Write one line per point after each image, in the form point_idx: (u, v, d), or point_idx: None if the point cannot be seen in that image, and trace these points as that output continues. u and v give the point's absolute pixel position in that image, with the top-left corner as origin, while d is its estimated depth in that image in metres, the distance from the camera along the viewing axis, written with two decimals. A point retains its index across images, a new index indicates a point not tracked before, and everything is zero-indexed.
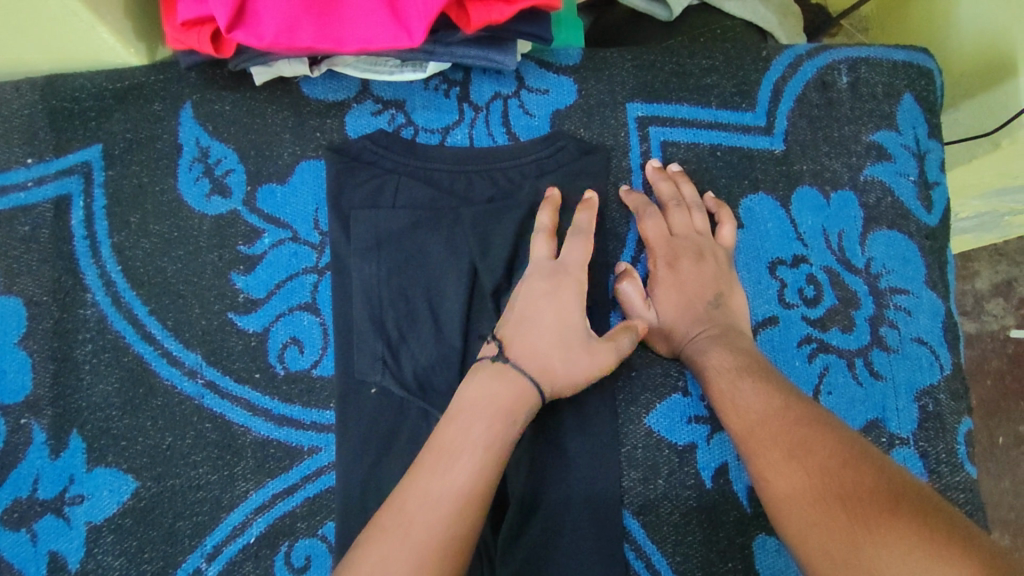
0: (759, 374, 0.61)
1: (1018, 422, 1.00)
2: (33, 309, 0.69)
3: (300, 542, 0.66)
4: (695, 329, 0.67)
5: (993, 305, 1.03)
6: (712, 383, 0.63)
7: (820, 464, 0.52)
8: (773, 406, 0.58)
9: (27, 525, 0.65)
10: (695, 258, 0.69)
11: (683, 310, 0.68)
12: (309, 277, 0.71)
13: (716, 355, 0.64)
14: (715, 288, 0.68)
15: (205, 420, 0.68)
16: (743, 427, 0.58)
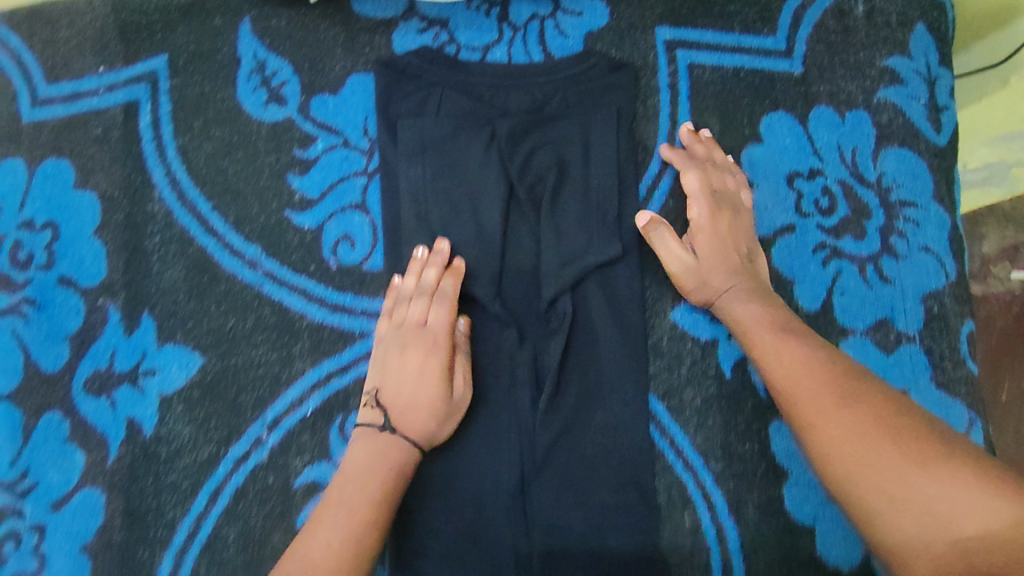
0: (800, 333, 0.62)
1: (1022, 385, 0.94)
2: (107, 204, 0.75)
3: (352, 415, 0.73)
4: (741, 286, 0.68)
5: (999, 268, 0.96)
6: (757, 339, 0.63)
7: (869, 410, 0.52)
8: (820, 358, 0.58)
9: (107, 394, 0.73)
10: (732, 214, 0.72)
11: (721, 261, 0.70)
12: (359, 180, 0.77)
13: (755, 308, 0.65)
14: (746, 252, 0.71)
15: (265, 306, 0.75)
16: (788, 374, 0.58)
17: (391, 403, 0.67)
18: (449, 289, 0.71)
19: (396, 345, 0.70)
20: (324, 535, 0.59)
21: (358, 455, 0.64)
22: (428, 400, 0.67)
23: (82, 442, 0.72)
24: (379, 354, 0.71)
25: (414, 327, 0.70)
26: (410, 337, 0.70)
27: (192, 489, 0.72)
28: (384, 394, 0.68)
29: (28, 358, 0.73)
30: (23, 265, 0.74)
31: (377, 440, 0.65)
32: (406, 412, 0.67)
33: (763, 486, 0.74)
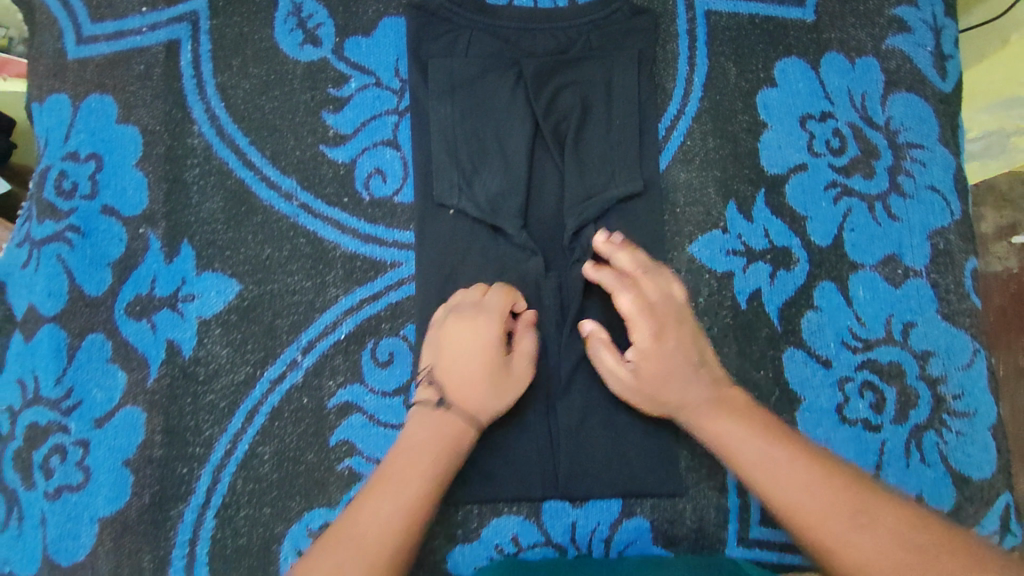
0: (782, 438, 0.59)
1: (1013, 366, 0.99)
2: (147, 137, 0.78)
3: (384, 340, 0.77)
4: (686, 392, 0.65)
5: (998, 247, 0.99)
6: (741, 446, 0.59)
7: (889, 530, 0.49)
8: (814, 467, 0.55)
9: (148, 317, 0.76)
10: (675, 324, 0.68)
11: (671, 369, 0.66)
12: (390, 118, 0.80)
13: (732, 424, 0.61)
14: (696, 347, 0.68)
15: (300, 236, 0.78)
16: (789, 484, 0.54)
17: (446, 378, 0.67)
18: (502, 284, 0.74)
19: (451, 318, 0.70)
20: (376, 509, 0.56)
21: (417, 430, 0.64)
22: (480, 375, 0.67)
23: (123, 363, 0.75)
24: (433, 337, 0.71)
25: (467, 305, 0.71)
26: (465, 312, 0.70)
27: (229, 409, 0.75)
28: (438, 370, 0.68)
29: (72, 282, 0.76)
30: (68, 194, 0.77)
31: (434, 414, 0.65)
32: (462, 385, 0.67)
33: (777, 412, 0.77)
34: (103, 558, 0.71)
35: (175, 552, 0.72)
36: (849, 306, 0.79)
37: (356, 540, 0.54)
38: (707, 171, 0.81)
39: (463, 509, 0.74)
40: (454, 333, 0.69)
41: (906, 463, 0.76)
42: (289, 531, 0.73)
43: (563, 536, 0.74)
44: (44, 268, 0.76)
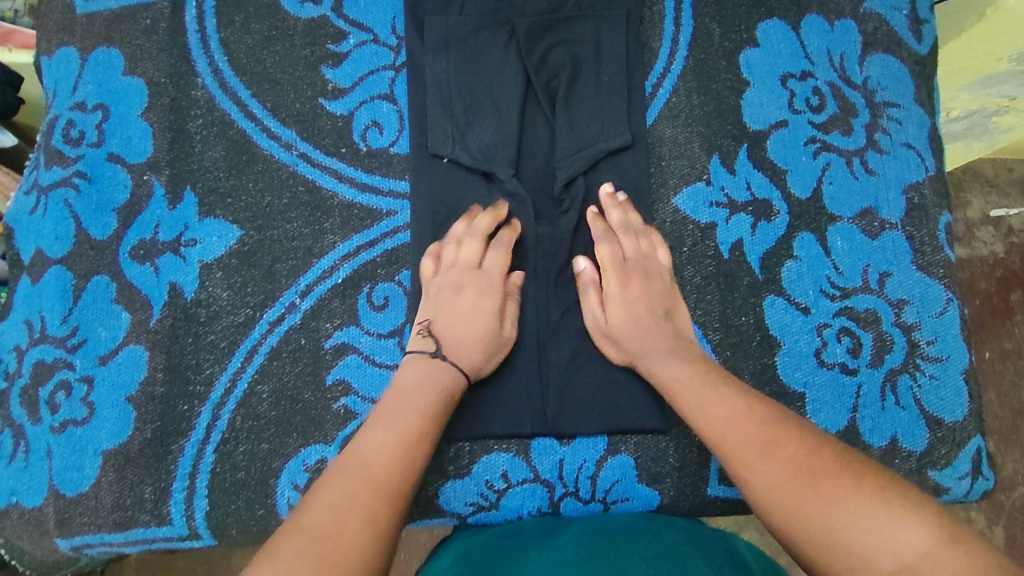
0: (718, 382, 0.64)
1: (1003, 339, 1.21)
2: (153, 89, 0.82)
3: (379, 285, 0.79)
4: (645, 337, 0.72)
5: (983, 233, 1.25)
6: (681, 386, 0.66)
7: (789, 457, 0.55)
8: (740, 407, 0.61)
9: (152, 261, 0.79)
10: (643, 278, 0.75)
11: (632, 319, 0.73)
12: (387, 73, 0.83)
13: (676, 367, 0.68)
14: (661, 305, 0.74)
15: (299, 184, 0.81)
16: (712, 416, 0.61)
17: (442, 332, 0.72)
18: (506, 239, 0.77)
19: (452, 278, 0.74)
20: (376, 439, 0.60)
21: (412, 374, 0.68)
22: (477, 334, 0.72)
23: (127, 304, 0.78)
24: (428, 292, 0.75)
25: (470, 267, 0.75)
26: (465, 276, 0.75)
27: (229, 349, 0.77)
28: (435, 325, 0.72)
29: (79, 226, 0.79)
30: (75, 142, 0.80)
31: (428, 362, 0.69)
32: (458, 341, 0.71)
33: (757, 356, 0.80)
34: (106, 489, 0.74)
35: (176, 484, 0.74)
36: (827, 256, 0.82)
37: (358, 460, 0.58)
38: (692, 127, 0.84)
39: (454, 445, 0.77)
40: (451, 292, 0.73)
41: (880, 405, 0.79)
42: (285, 467, 0.75)
43: (551, 473, 0.77)
44: (52, 212, 0.79)
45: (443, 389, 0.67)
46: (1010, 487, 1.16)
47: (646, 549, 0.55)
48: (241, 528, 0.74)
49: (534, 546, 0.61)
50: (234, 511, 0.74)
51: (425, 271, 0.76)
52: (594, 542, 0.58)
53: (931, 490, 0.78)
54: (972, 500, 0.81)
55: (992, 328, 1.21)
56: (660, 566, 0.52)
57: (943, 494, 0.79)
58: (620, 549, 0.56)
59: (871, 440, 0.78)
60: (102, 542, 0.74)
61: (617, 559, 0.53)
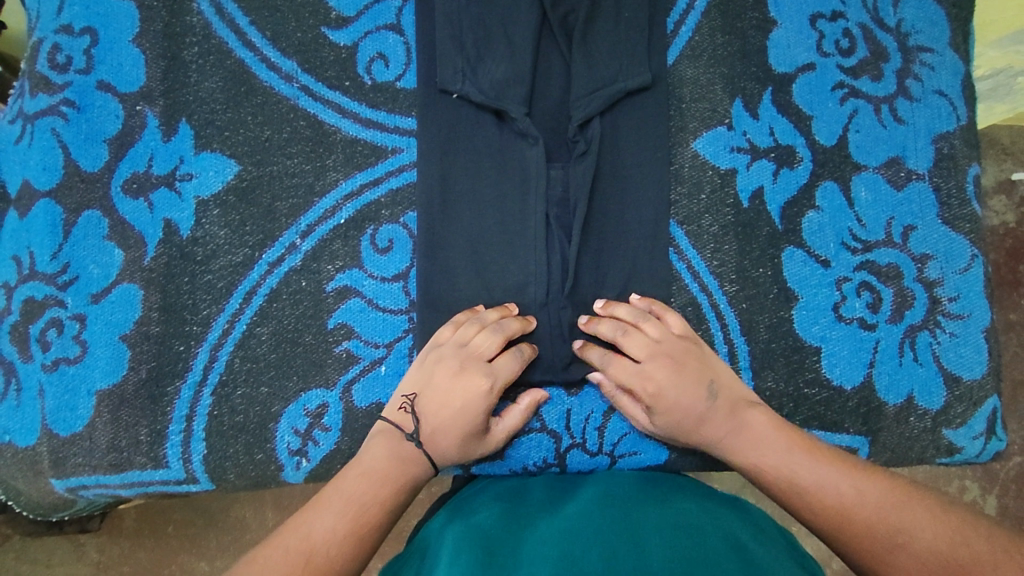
0: (820, 460, 0.60)
1: (1010, 310, 1.19)
2: (145, 13, 0.77)
3: (384, 227, 0.76)
4: (701, 427, 0.66)
5: (996, 202, 1.21)
6: (777, 464, 0.61)
7: (923, 548, 0.52)
8: (851, 492, 0.57)
9: (145, 196, 0.75)
10: (674, 370, 0.67)
11: (686, 423, 0.66)
12: (394, 2, 0.79)
13: (760, 447, 0.63)
14: (704, 381, 0.67)
15: (300, 118, 0.77)
16: (825, 504, 0.57)
17: (426, 415, 0.66)
18: (525, 351, 0.70)
19: (457, 361, 0.67)
20: (315, 517, 0.58)
21: (385, 450, 0.64)
22: (458, 432, 0.65)
23: (120, 241, 0.74)
24: (429, 362, 0.68)
25: (477, 359, 0.67)
26: (470, 363, 0.67)
27: (226, 290, 0.74)
28: (422, 403, 0.66)
29: (68, 157, 0.75)
30: (61, 67, 0.76)
31: (397, 445, 0.65)
32: (437, 428, 0.65)
33: (773, 309, 0.77)
34: (101, 429, 0.71)
35: (172, 426, 0.72)
36: (850, 207, 0.79)
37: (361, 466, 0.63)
38: (714, 67, 0.80)
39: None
40: (455, 391, 0.66)
41: (898, 361, 0.77)
42: (285, 411, 0.73)
43: (558, 423, 0.74)
44: (39, 141, 0.75)
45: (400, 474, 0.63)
46: (1007, 458, 1.15)
47: (659, 518, 0.53)
48: (239, 472, 0.72)
49: (547, 512, 0.58)
50: (232, 454, 0.72)
51: (436, 340, 0.70)
52: (608, 509, 0.56)
53: (943, 449, 0.77)
54: (983, 461, 0.79)
55: (999, 299, 1.19)
56: (677, 537, 0.49)
57: (955, 453, 0.77)
58: (636, 519, 0.53)
59: (887, 397, 0.76)
60: (97, 483, 0.72)
61: (632, 529, 0.51)
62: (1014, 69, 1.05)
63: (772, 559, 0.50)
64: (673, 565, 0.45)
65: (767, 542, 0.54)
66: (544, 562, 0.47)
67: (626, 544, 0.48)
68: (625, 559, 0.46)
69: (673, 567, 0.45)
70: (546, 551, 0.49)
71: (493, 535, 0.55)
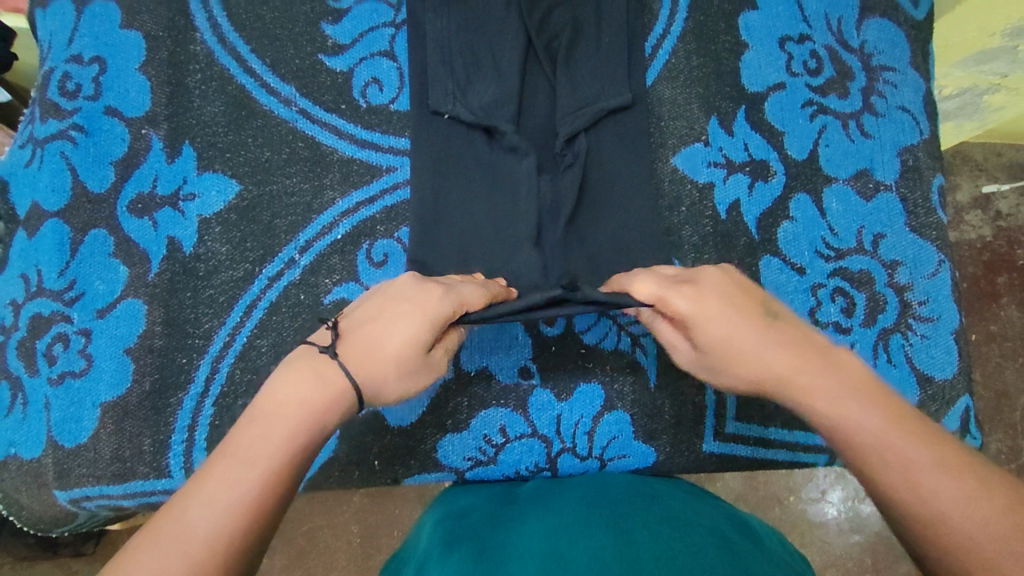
0: (887, 401, 0.55)
1: (989, 322, 1.23)
2: (151, 42, 0.82)
3: (379, 242, 0.79)
4: (751, 350, 0.59)
5: (972, 216, 1.27)
6: (855, 419, 0.54)
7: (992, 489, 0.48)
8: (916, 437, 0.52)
9: (150, 215, 0.78)
10: (716, 291, 0.61)
11: (727, 339, 0.59)
12: (387, 30, 0.84)
13: (822, 380, 0.56)
14: (756, 310, 0.61)
15: (299, 140, 0.81)
16: (912, 479, 0.50)
17: (364, 332, 0.59)
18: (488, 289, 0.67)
19: (412, 287, 0.62)
20: (207, 498, 0.48)
21: (296, 375, 0.55)
22: (391, 355, 0.58)
23: (125, 258, 0.77)
24: (385, 289, 0.64)
25: (438, 282, 0.63)
26: (428, 284, 0.63)
27: (227, 304, 0.77)
28: (365, 321, 0.60)
29: (76, 178, 0.78)
30: (71, 94, 0.80)
31: (321, 365, 0.56)
32: (370, 346, 0.58)
33: None
34: (105, 441, 0.73)
35: (175, 436, 0.74)
36: (823, 218, 0.83)
37: (262, 413, 0.54)
38: (691, 88, 0.84)
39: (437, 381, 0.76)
40: (398, 303, 0.60)
41: (872, 363, 0.80)
42: None
43: (549, 428, 0.76)
44: (48, 164, 0.79)
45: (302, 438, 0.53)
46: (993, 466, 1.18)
47: (648, 514, 0.56)
48: None
49: (537, 509, 0.61)
50: None
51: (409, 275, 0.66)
52: (597, 506, 0.58)
53: None
54: None
55: (979, 310, 1.23)
56: (667, 531, 0.52)
57: None
58: (624, 515, 0.55)
59: None
60: (100, 494, 0.74)
61: (622, 524, 0.53)
62: (979, 88, 1.12)
63: (759, 555, 0.52)
64: (659, 557, 0.47)
65: (754, 539, 0.55)
66: (533, 558, 0.49)
67: (615, 537, 0.50)
68: (612, 552, 0.48)
69: (658, 558, 0.47)
70: (539, 546, 0.51)
71: (485, 533, 0.57)
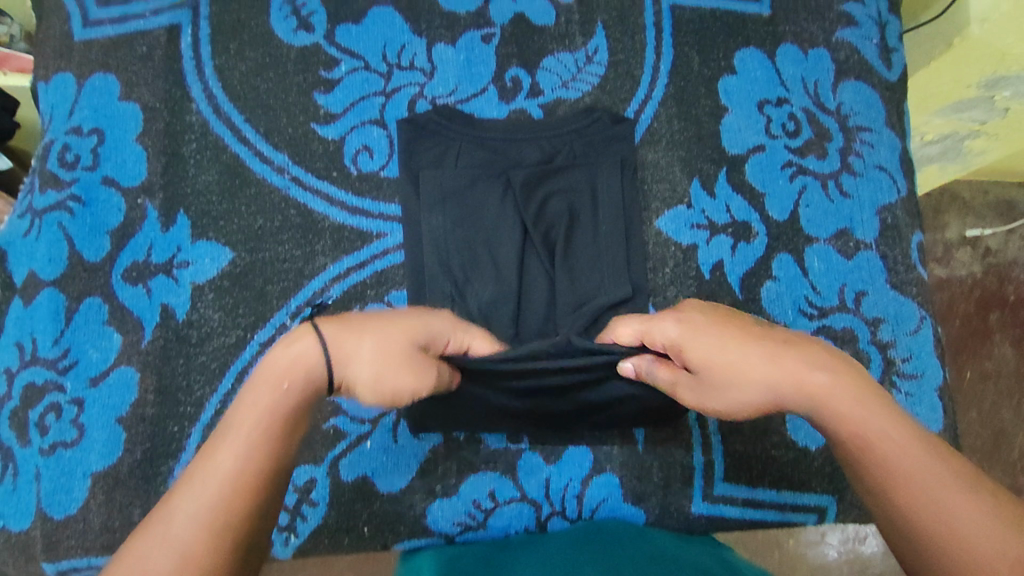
0: (891, 410, 0.56)
1: (982, 359, 1.24)
2: (148, 114, 0.85)
3: (369, 306, 0.81)
4: (735, 361, 0.59)
5: (962, 253, 1.28)
6: (850, 417, 0.55)
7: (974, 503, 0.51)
8: (910, 440, 0.54)
9: (144, 283, 0.80)
10: (704, 322, 0.63)
11: (716, 355, 0.60)
12: (378, 99, 0.86)
13: (818, 382, 0.57)
14: (739, 327, 0.62)
15: (291, 207, 0.83)
16: (907, 476, 0.52)
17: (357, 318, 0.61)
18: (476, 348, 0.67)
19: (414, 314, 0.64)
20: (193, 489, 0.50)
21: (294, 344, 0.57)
22: (373, 338, 0.58)
23: (119, 326, 0.78)
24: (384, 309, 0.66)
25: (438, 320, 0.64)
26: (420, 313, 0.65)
27: (219, 370, 0.78)
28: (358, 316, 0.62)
29: (72, 248, 0.80)
30: (70, 165, 0.83)
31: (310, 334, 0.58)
32: (356, 328, 0.59)
33: None
34: (95, 511, 0.74)
35: None
36: (805, 276, 0.84)
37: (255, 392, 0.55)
38: (673, 151, 0.87)
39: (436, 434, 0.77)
40: (409, 313, 0.63)
41: None
42: None
43: (538, 492, 0.76)
44: (45, 235, 0.80)
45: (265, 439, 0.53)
46: None
47: (638, 559, 0.56)
48: None
49: (527, 559, 0.61)
50: None
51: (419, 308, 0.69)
52: (589, 553, 0.59)
53: None
54: None
55: (971, 348, 1.24)
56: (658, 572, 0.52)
57: None
58: (616, 560, 0.56)
59: None
60: (89, 566, 0.73)
61: (613, 566, 0.54)
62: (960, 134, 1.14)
63: None
64: None
65: None
66: None
67: None
68: None
69: None
70: None
71: None
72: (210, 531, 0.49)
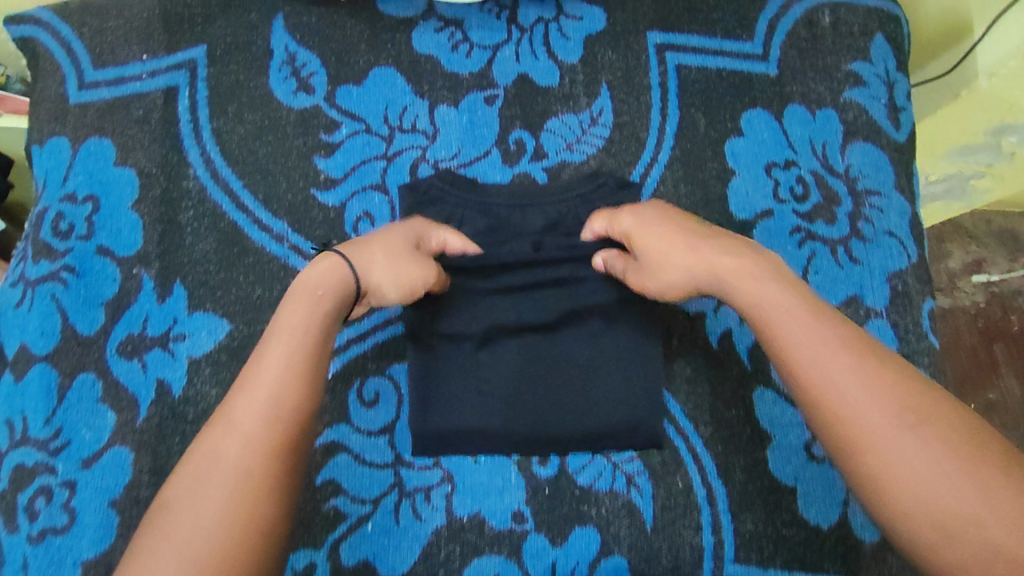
0: (814, 305, 0.58)
1: (985, 390, 1.19)
2: (144, 180, 0.83)
3: (370, 380, 0.79)
4: (677, 246, 0.66)
5: (965, 283, 1.24)
6: (766, 300, 0.59)
7: (876, 386, 0.52)
8: (822, 329, 0.56)
9: (139, 357, 0.78)
10: (661, 213, 0.71)
11: (668, 246, 0.67)
12: (379, 163, 0.85)
13: (741, 271, 0.62)
14: (691, 223, 0.68)
15: (290, 277, 0.81)
16: (809, 363, 0.55)
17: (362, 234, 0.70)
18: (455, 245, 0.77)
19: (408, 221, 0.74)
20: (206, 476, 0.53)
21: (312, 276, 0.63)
22: (382, 240, 0.68)
23: (113, 403, 0.76)
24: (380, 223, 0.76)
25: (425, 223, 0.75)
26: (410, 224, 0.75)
27: None
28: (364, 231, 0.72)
29: (66, 321, 0.78)
30: (64, 234, 0.81)
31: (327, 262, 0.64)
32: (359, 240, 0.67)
33: (748, 450, 0.79)
34: None
35: None
36: None
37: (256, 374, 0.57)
38: None
39: (440, 493, 0.76)
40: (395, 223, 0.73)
41: None
42: None
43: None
44: (38, 307, 0.78)
45: (269, 421, 0.55)
46: None
47: None
48: None
49: None
50: None
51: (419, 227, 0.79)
52: None
53: None
54: None
55: (974, 379, 1.20)
56: None
57: None
58: None
59: (863, 535, 0.78)
60: None
61: None
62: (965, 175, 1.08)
63: None
64: None
65: None
66: None
67: None
68: None
69: None
70: None
71: None
72: (233, 518, 0.51)
